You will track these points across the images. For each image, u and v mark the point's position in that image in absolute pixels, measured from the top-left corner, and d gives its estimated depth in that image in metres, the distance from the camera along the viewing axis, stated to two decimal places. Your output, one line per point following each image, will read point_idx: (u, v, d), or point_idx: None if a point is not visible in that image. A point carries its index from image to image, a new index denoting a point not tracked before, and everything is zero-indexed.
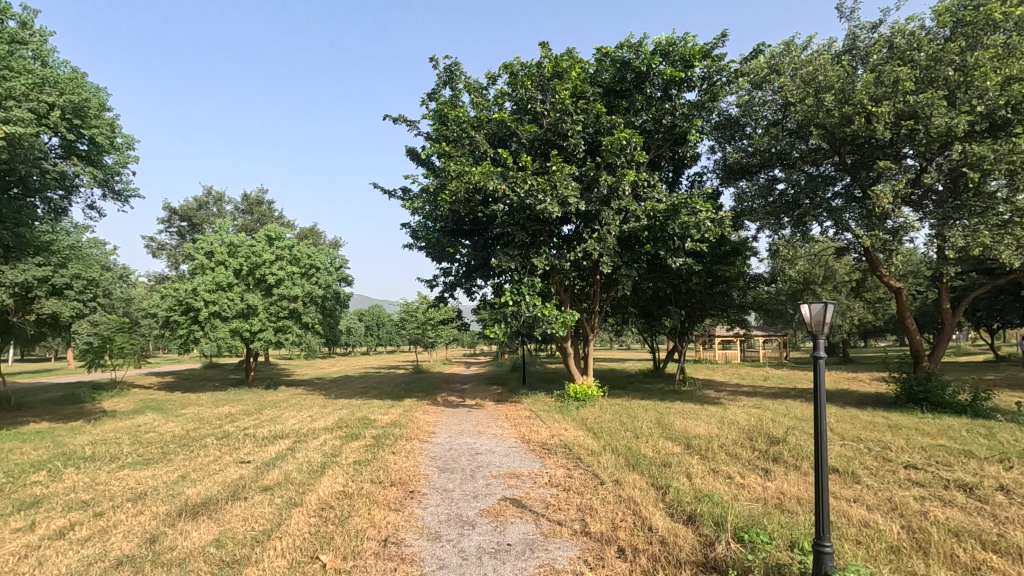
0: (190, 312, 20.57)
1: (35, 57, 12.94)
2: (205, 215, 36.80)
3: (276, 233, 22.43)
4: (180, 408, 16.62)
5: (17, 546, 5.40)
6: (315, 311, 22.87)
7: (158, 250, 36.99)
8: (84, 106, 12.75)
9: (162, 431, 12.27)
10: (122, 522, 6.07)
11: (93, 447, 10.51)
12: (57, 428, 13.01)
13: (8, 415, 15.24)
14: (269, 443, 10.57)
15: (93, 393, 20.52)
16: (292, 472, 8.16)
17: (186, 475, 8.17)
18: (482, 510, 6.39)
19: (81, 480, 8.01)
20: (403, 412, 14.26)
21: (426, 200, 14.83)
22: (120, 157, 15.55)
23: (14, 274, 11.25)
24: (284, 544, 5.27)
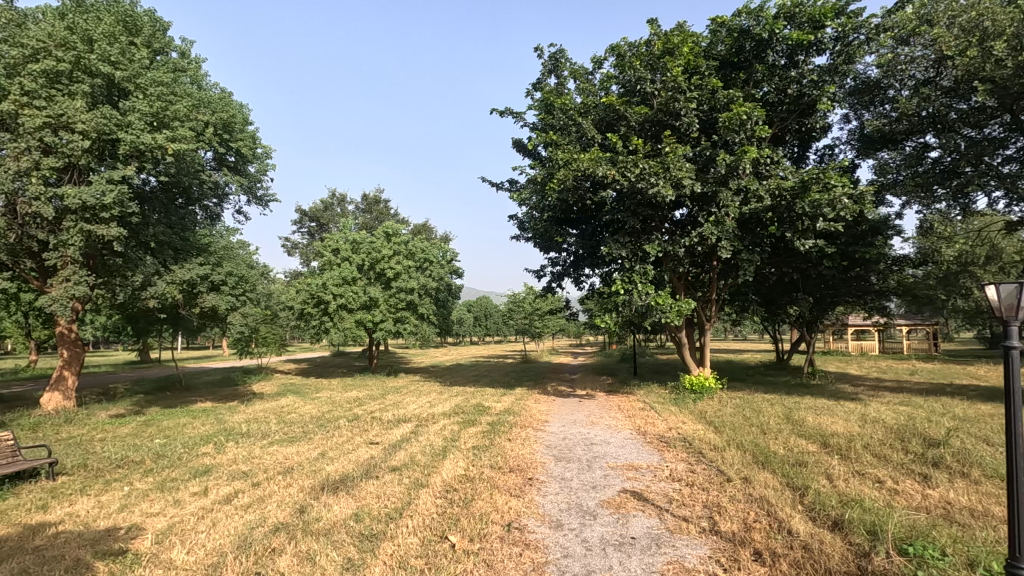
0: (321, 305, 22.48)
1: (193, 82, 14.72)
2: (331, 215, 40.08)
3: (393, 229, 23.83)
4: (316, 392, 18.30)
5: (196, 508, 6.24)
6: (430, 303, 23.99)
7: (292, 249, 40.99)
8: (231, 122, 14.32)
9: (302, 412, 13.56)
10: (276, 492, 6.78)
11: (248, 425, 11.90)
12: (219, 407, 14.91)
13: (182, 395, 17.73)
14: (394, 425, 11.29)
15: (243, 377, 23.24)
16: (417, 454, 8.62)
17: (326, 453, 8.95)
18: (602, 501, 6.28)
19: (240, 453, 9.09)
20: (516, 401, 14.54)
21: (533, 189, 14.94)
22: (261, 165, 17.31)
23: (183, 272, 12.76)
24: (415, 522, 5.55)
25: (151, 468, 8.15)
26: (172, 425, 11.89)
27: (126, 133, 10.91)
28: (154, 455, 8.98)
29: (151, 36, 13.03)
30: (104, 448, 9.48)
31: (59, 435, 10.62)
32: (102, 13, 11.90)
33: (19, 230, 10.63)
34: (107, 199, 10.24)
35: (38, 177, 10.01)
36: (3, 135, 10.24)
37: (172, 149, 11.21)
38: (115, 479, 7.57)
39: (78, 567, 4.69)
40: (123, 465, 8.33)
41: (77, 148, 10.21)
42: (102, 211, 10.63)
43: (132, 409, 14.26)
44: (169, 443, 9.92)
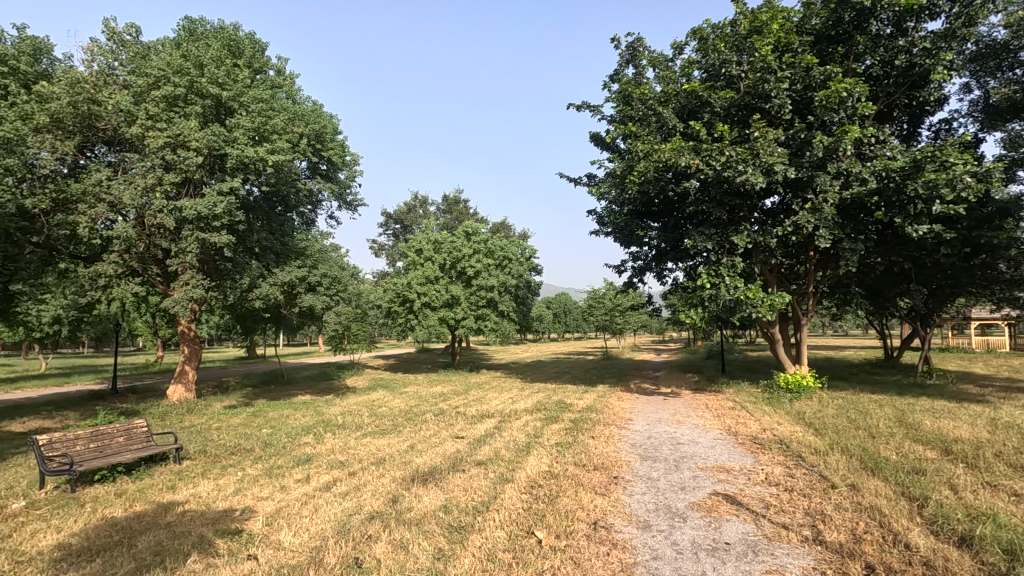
0: (406, 304, 23.38)
1: (288, 96, 15.78)
2: (414, 217, 41.60)
3: (472, 229, 24.31)
4: (403, 387, 19.07)
5: (300, 494, 6.71)
6: (510, 300, 24.21)
7: (379, 250, 43.00)
8: (323, 132, 15.21)
9: (392, 406, 14.19)
10: (370, 482, 7.14)
11: (344, 417, 12.63)
12: (317, 400, 15.93)
13: (284, 389, 19.12)
14: (478, 421, 11.51)
15: (338, 372, 24.70)
16: (501, 449, 8.74)
17: (414, 446, 9.30)
18: (692, 503, 6.05)
19: (337, 444, 9.66)
20: (598, 398, 14.37)
21: (612, 183, 14.67)
22: (349, 172, 18.26)
23: (283, 274, 13.71)
24: (502, 517, 5.62)
25: (260, 455, 8.87)
26: (277, 416, 12.88)
27: (232, 148, 11.91)
28: (263, 443, 9.76)
29: (252, 57, 14.14)
30: (221, 436, 10.43)
31: (183, 423, 11.82)
32: (210, 40, 13.07)
33: (147, 239, 11.93)
34: (218, 210, 11.25)
35: (160, 192, 11.16)
36: (133, 156, 11.52)
37: (272, 160, 12.10)
38: (230, 464, 8.32)
39: (202, 543, 5.19)
40: (236, 452, 9.13)
41: (192, 164, 11.28)
42: (213, 220, 11.68)
43: (242, 401, 15.58)
44: (275, 433, 10.75)
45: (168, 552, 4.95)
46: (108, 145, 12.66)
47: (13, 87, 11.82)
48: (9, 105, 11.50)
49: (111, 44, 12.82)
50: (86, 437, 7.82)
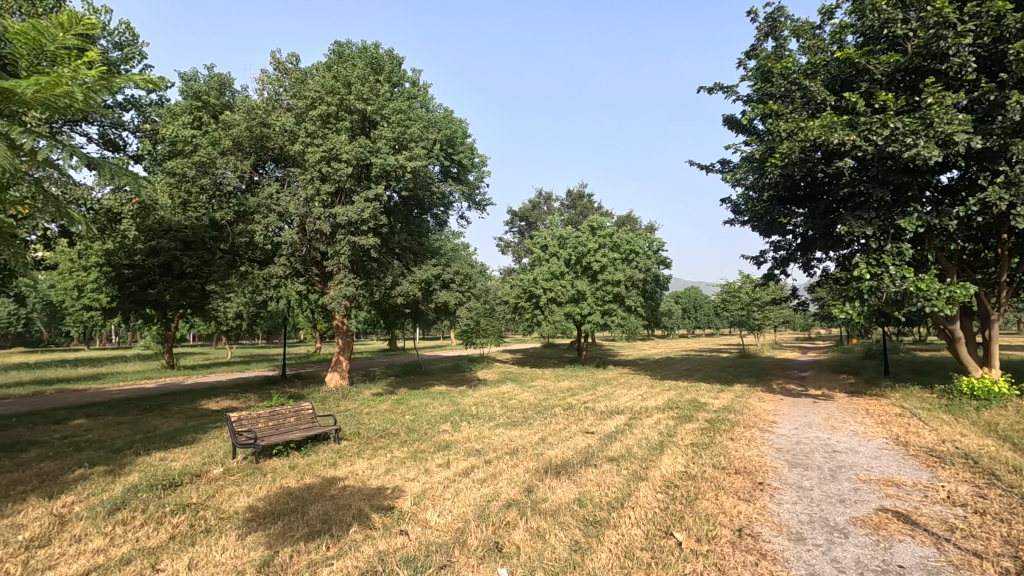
0: (533, 299, 23.87)
1: (423, 106, 16.83)
2: (539, 214, 42.24)
3: (597, 223, 24.11)
4: (532, 381, 19.52)
5: (442, 478, 7.16)
6: (637, 295, 23.55)
7: (505, 247, 44.29)
8: (454, 136, 15.99)
9: (522, 399, 14.58)
10: (505, 471, 7.41)
11: (478, 407, 13.25)
12: (452, 390, 16.88)
13: (423, 379, 20.51)
14: (608, 416, 11.38)
15: (470, 364, 25.94)
16: (633, 446, 8.57)
17: (546, 438, 9.47)
18: (854, 518, 5.43)
19: (473, 432, 10.16)
20: (736, 398, 13.48)
21: (749, 168, 13.65)
22: (478, 173, 19.06)
23: (421, 272, 14.65)
24: (638, 515, 5.52)
25: (405, 440, 9.61)
26: (417, 404, 13.87)
27: (377, 157, 12.99)
28: (407, 429, 10.56)
29: (390, 72, 15.31)
30: (371, 421, 11.48)
31: (340, 408, 13.22)
32: (356, 60, 14.36)
33: (308, 244, 13.46)
34: (365, 215, 12.34)
35: (319, 201, 12.53)
36: (297, 171, 13.06)
37: (410, 166, 12.97)
38: (381, 446, 9.13)
39: (361, 516, 5.76)
40: (385, 436, 9.99)
41: (343, 175, 12.46)
42: (362, 225, 12.83)
43: (387, 390, 17.01)
44: (417, 420, 11.58)
45: (333, 521, 5.57)
46: (276, 162, 14.47)
47: (205, 118, 14.02)
48: (202, 134, 13.64)
49: (277, 73, 14.64)
50: (265, 416, 9.06)
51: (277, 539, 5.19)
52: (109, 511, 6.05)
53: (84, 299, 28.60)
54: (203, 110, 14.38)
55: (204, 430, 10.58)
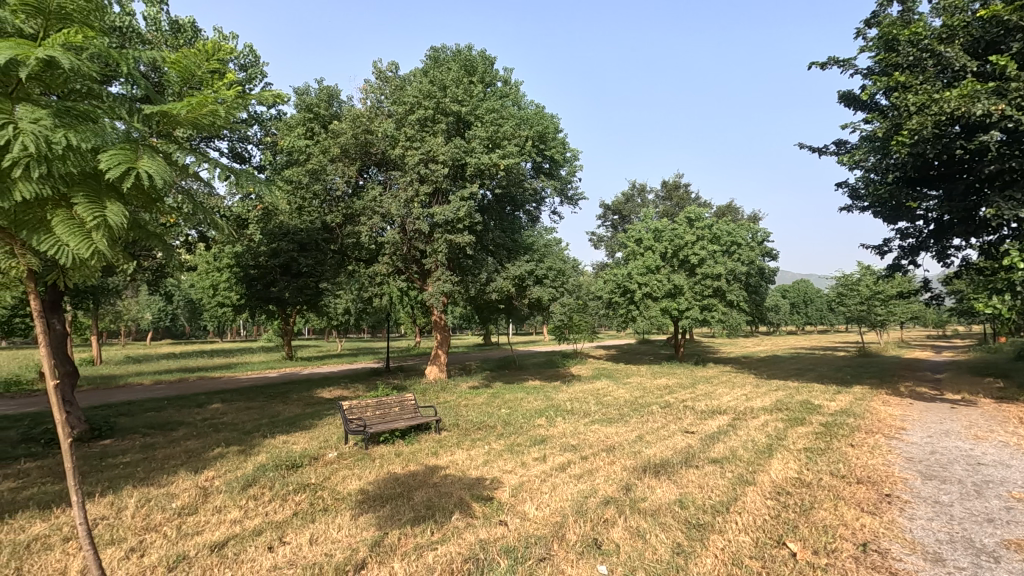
0: (627, 294, 23.26)
1: (515, 103, 17.04)
2: (632, 207, 41.24)
3: (695, 214, 23.14)
4: (626, 377, 19.14)
5: (539, 471, 7.22)
6: (740, 289, 22.23)
7: (598, 242, 43.70)
8: (546, 132, 16.03)
9: (617, 396, 14.34)
10: (602, 467, 7.32)
11: (572, 403, 13.22)
12: (546, 385, 16.98)
13: (517, 374, 20.80)
14: (709, 416, 10.88)
15: (563, 360, 25.92)
16: (738, 448, 8.12)
17: (643, 436, 9.23)
18: (1006, 541, 4.77)
19: (568, 428, 10.15)
20: (854, 401, 12.33)
21: (870, 148, 12.35)
22: (570, 167, 18.98)
23: (514, 268, 14.83)
24: (746, 521, 5.22)
25: (502, 433, 9.81)
26: (512, 398, 14.09)
27: (471, 157, 13.34)
28: (503, 422, 10.78)
29: (483, 73, 15.65)
30: (468, 413, 11.85)
31: (439, 400, 13.77)
32: (451, 63, 14.84)
33: (409, 243, 14.13)
34: (460, 214, 12.73)
35: (418, 202, 13.12)
36: (397, 174, 13.73)
37: (503, 164, 13.18)
38: (478, 438, 9.39)
39: (462, 504, 5.96)
40: (482, 428, 10.26)
41: (440, 175, 12.94)
42: (457, 223, 13.25)
43: (482, 383, 17.44)
44: (512, 413, 11.78)
45: (437, 508, 5.82)
46: (378, 167, 15.32)
47: (316, 128, 15.16)
48: (314, 144, 14.77)
49: (379, 82, 15.49)
50: (373, 406, 9.68)
51: (386, 521, 5.51)
52: (243, 487, 6.76)
53: (219, 297, 32.12)
54: (315, 121, 15.52)
55: (319, 416, 11.49)
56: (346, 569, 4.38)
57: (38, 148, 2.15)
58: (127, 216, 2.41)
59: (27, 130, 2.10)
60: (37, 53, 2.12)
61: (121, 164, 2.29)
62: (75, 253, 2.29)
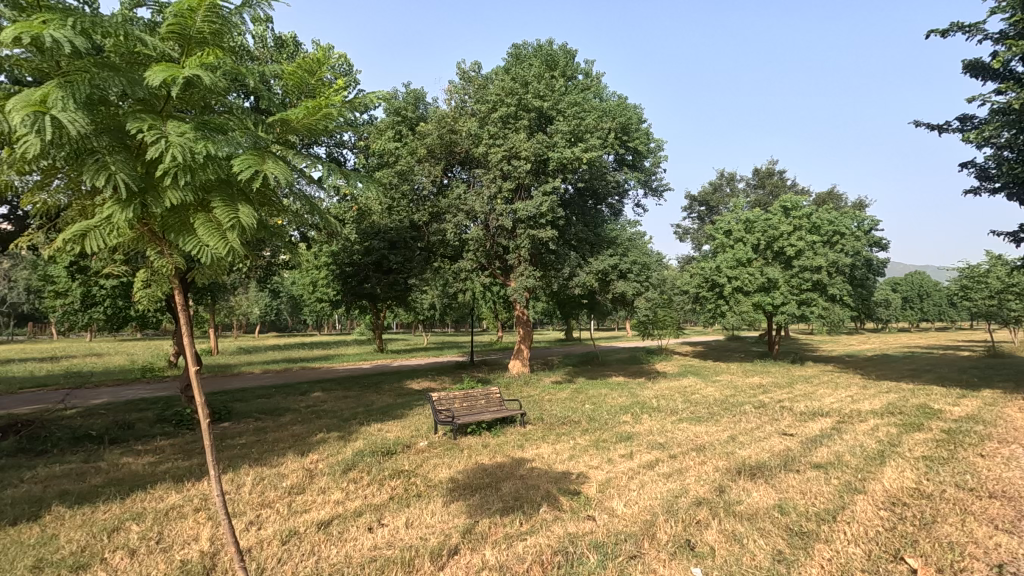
0: (716, 289, 22.26)
1: (596, 96, 16.80)
2: (720, 196, 39.42)
3: (792, 203, 21.70)
4: (716, 375, 18.36)
5: (625, 468, 7.12)
6: (844, 282, 20.56)
7: (683, 234, 42.16)
8: (629, 124, 15.66)
9: (706, 394, 13.79)
10: (692, 467, 7.08)
11: (658, 400, 12.87)
12: (630, 382, 16.67)
13: (600, 369, 20.58)
14: (810, 418, 10.18)
15: (647, 356, 25.29)
16: (844, 454, 7.54)
17: (736, 437, 8.82)
18: None
19: (655, 426, 9.90)
20: (983, 406, 11.04)
21: (1003, 122, 10.94)
22: (654, 158, 18.45)
23: (597, 263, 14.64)
24: (856, 531, 4.85)
25: (586, 428, 9.77)
26: (595, 394, 13.95)
27: (554, 152, 13.31)
28: (587, 417, 10.71)
29: (565, 67, 15.57)
30: (552, 408, 11.89)
31: (523, 394, 13.93)
32: (532, 60, 14.89)
33: (492, 239, 14.37)
34: (543, 209, 12.76)
35: (501, 198, 13.31)
36: (481, 171, 13.99)
37: (585, 157, 13.03)
38: (564, 433, 9.39)
39: (549, 497, 5.99)
40: (567, 423, 10.26)
41: (523, 171, 13.04)
42: (540, 218, 13.29)
43: (565, 378, 17.41)
44: (596, 409, 11.66)
45: (525, 500, 5.90)
46: (462, 165, 15.71)
47: (404, 131, 15.83)
48: (403, 146, 15.43)
49: (462, 83, 15.87)
50: (460, 398, 9.99)
51: (476, 510, 5.68)
52: (344, 470, 7.22)
53: (318, 293, 34.41)
54: (403, 124, 16.18)
55: (409, 406, 12.00)
56: (440, 554, 4.56)
57: (186, 158, 2.41)
58: (257, 217, 2.65)
59: (176, 142, 2.37)
60: (184, 73, 2.38)
61: (251, 167, 2.51)
62: (214, 250, 2.56)
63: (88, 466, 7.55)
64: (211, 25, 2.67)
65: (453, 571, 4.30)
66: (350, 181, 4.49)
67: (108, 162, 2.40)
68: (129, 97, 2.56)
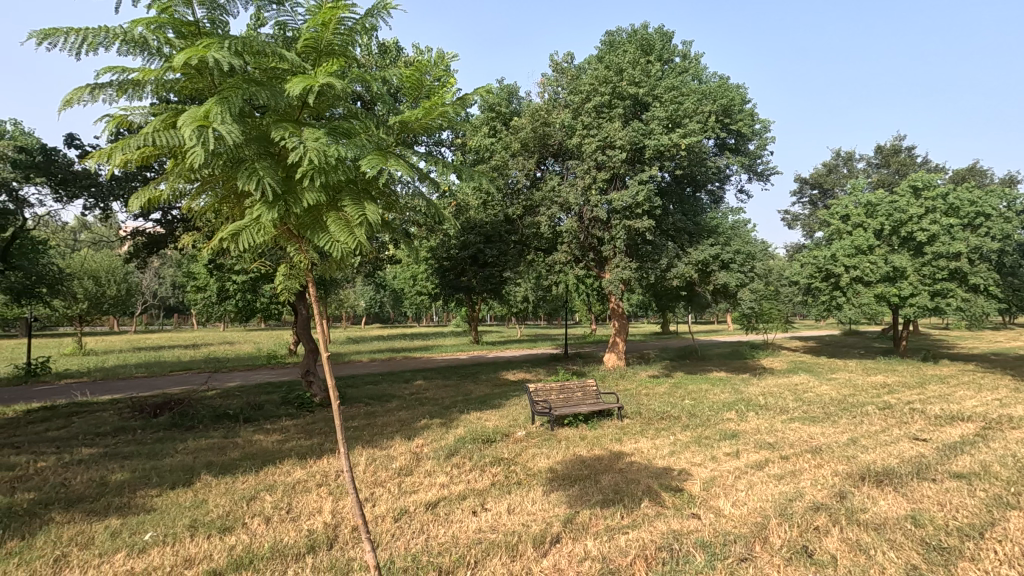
0: (831, 279, 20.46)
1: (695, 78, 16.05)
2: (836, 178, 36.19)
3: (923, 181, 19.42)
4: (830, 373, 16.97)
5: (732, 467, 6.79)
6: (989, 270, 18.05)
7: (792, 221, 39.23)
8: (731, 105, 14.82)
9: (821, 392, 12.79)
10: (807, 470, 6.62)
11: (765, 398, 12.13)
12: (734, 377, 15.87)
13: (699, 364, 19.76)
14: (947, 423, 9.10)
15: (751, 351, 23.85)
16: (992, 464, 6.67)
17: (857, 440, 8.10)
18: None
19: (763, 424, 9.35)
20: None
21: None
22: (760, 141, 17.32)
23: (697, 253, 14.02)
24: (1010, 551, 4.28)
25: (687, 424, 9.43)
26: (696, 389, 13.43)
27: (650, 139, 12.91)
28: (688, 413, 10.34)
29: (661, 50, 15.04)
30: (650, 402, 11.61)
31: (619, 387, 13.73)
32: (627, 45, 14.52)
33: (586, 230, 14.26)
34: (639, 198, 12.46)
35: (595, 189, 13.15)
36: (575, 163, 13.89)
37: (684, 143, 12.51)
38: (663, 428, 9.14)
39: (651, 492, 5.88)
40: (666, 418, 9.98)
41: (617, 161, 12.78)
42: (637, 208, 12.99)
43: (663, 373, 16.91)
44: (697, 405, 11.23)
45: (625, 494, 5.83)
46: (555, 157, 15.71)
47: (498, 126, 16.11)
48: (498, 141, 15.70)
49: (555, 74, 15.84)
50: (557, 389, 10.05)
51: (576, 501, 5.70)
52: (447, 455, 7.55)
53: (418, 286, 36.04)
54: (497, 119, 16.46)
55: (506, 397, 12.27)
56: (543, 541, 4.64)
57: (321, 161, 2.63)
58: (381, 215, 2.86)
59: (313, 147, 2.59)
60: (319, 81, 2.58)
61: (377, 167, 2.70)
62: (344, 245, 2.79)
63: (228, 441, 8.50)
64: (337, 36, 2.89)
65: (556, 559, 4.35)
66: (453, 176, 4.67)
67: (257, 168, 2.68)
68: (270, 108, 2.83)
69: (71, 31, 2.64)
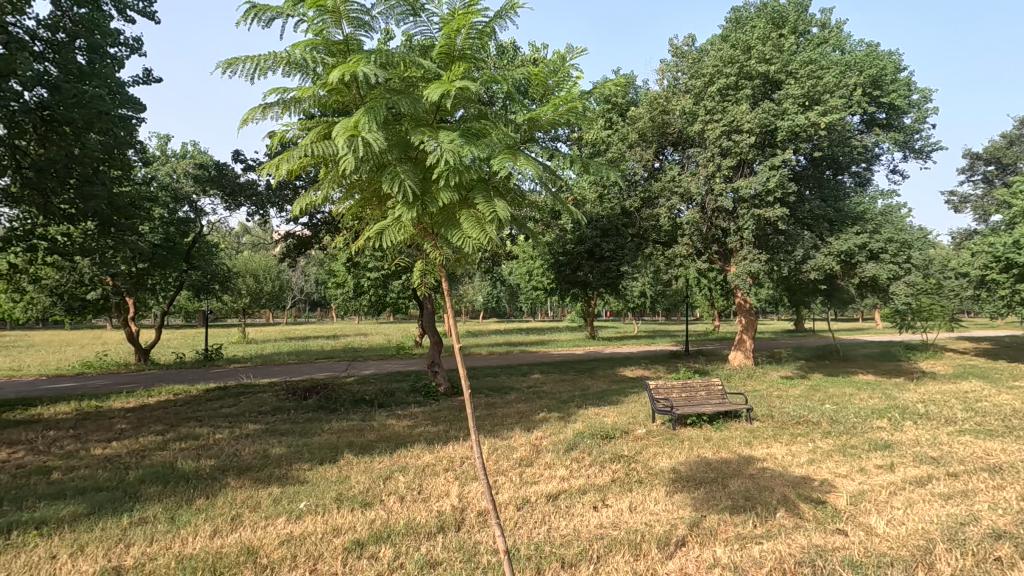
0: (1013, 270, 17.31)
1: (837, 49, 14.51)
2: (1018, 151, 30.69)
3: None
4: (1012, 379, 14.47)
5: (885, 482, 6.06)
6: None
7: (960, 203, 34.01)
8: (882, 75, 13.21)
9: (999, 402, 10.95)
10: (984, 491, 5.71)
11: (925, 405, 10.66)
12: (885, 381, 14.13)
13: (841, 365, 17.88)
14: None
15: (907, 352, 21.04)
16: None
17: None
18: None
19: (923, 435, 8.22)
20: None
21: None
22: (918, 113, 15.23)
23: (840, 242, 12.68)
24: None
25: (829, 431, 8.57)
26: (838, 392, 12.17)
27: (783, 120, 11.91)
28: (829, 419, 9.40)
29: (795, 22, 13.79)
30: (784, 405, 10.73)
31: (747, 387, 12.87)
32: (755, 21, 13.51)
33: (710, 221, 13.52)
34: (770, 184, 11.57)
35: (720, 177, 12.42)
36: (698, 150, 13.22)
37: (824, 122, 11.38)
38: (800, 433, 8.40)
39: (788, 502, 5.45)
40: (803, 423, 9.16)
41: (745, 146, 11.93)
42: (768, 195, 12.06)
43: (798, 373, 15.54)
44: (841, 410, 10.18)
45: (758, 501, 5.45)
46: (675, 146, 15.07)
47: (614, 118, 15.80)
48: (614, 133, 15.41)
49: (675, 59, 15.17)
50: (679, 388, 9.66)
51: (703, 504, 5.44)
52: (566, 449, 7.59)
53: (534, 281, 36.58)
54: (613, 111, 16.15)
55: (625, 393, 12.04)
56: (668, 543, 4.50)
57: (457, 161, 2.78)
58: (510, 211, 2.95)
59: (449, 149, 2.73)
60: (454, 85, 2.71)
61: (507, 165, 2.80)
62: (476, 242, 2.93)
63: (365, 424, 9.27)
64: (467, 40, 3.00)
65: (683, 563, 4.20)
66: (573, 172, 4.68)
67: (398, 172, 2.89)
68: (408, 115, 3.03)
69: (247, 59, 3.02)
